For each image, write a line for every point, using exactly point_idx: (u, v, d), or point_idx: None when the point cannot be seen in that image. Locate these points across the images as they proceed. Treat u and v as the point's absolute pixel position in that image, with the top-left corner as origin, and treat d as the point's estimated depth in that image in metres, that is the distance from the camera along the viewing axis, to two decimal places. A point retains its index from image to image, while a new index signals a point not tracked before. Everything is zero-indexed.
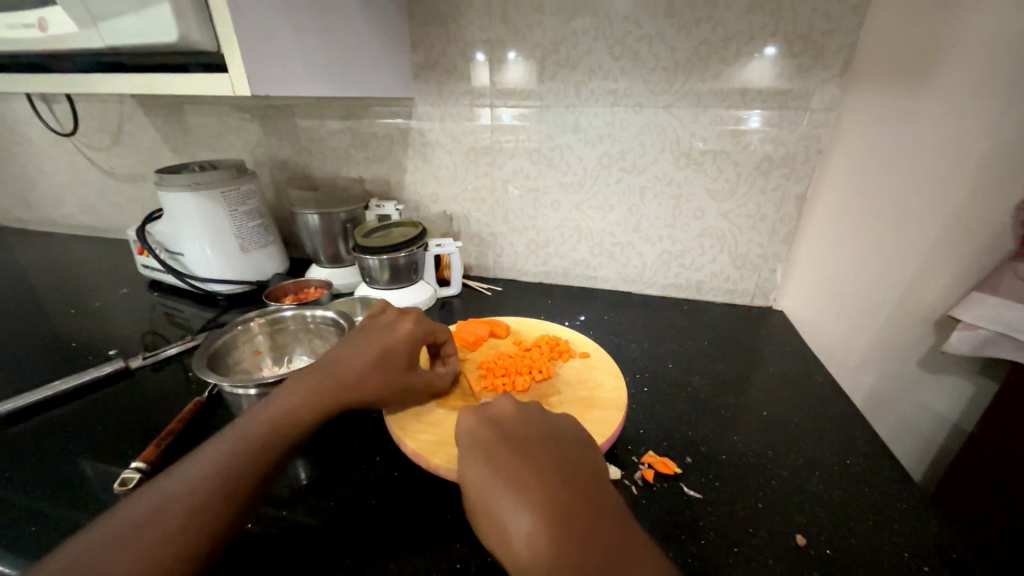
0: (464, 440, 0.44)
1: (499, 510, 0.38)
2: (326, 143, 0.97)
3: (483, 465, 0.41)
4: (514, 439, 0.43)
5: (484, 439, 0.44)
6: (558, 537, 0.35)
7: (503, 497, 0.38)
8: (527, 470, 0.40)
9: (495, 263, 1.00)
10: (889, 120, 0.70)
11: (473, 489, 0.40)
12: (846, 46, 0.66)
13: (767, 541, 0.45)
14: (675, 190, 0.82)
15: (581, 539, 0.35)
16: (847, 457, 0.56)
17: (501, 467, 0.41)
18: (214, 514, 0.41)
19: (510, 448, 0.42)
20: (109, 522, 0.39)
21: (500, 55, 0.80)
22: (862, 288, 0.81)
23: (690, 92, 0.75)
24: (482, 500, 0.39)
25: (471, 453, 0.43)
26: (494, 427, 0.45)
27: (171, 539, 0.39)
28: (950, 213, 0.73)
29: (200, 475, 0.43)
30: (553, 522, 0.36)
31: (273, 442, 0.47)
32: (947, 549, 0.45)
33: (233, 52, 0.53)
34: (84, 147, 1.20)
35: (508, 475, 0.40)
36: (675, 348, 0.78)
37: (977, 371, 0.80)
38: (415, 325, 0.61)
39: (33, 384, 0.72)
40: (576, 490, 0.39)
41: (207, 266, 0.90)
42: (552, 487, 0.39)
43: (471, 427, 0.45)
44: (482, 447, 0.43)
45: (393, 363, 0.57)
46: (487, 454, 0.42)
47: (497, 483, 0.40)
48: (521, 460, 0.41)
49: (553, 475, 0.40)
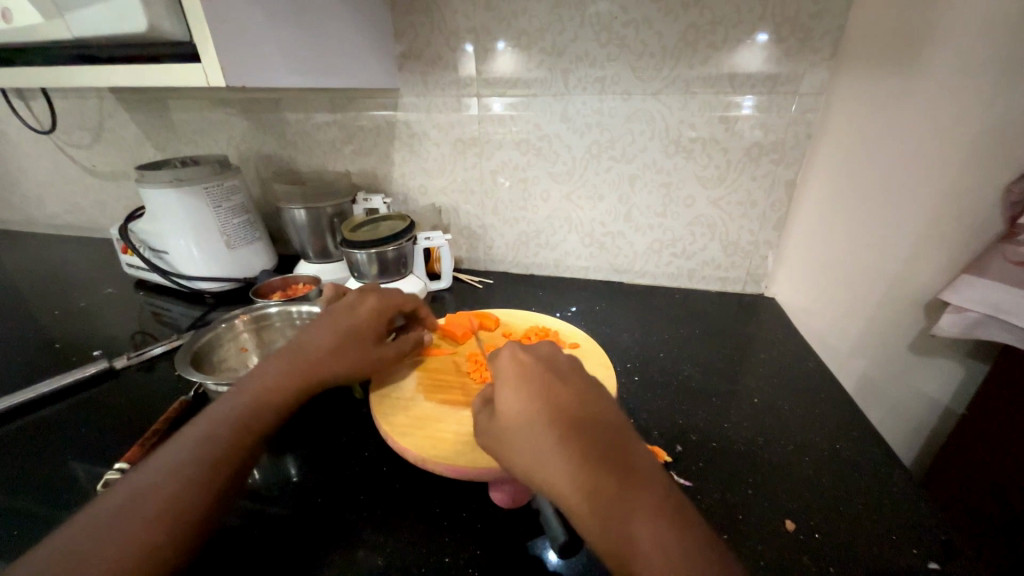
0: (506, 386, 0.43)
1: (534, 450, 0.39)
2: (312, 137, 0.96)
3: (520, 405, 0.41)
4: (553, 382, 0.43)
5: (520, 379, 0.43)
6: (592, 477, 0.36)
7: (540, 438, 0.39)
8: (563, 412, 0.40)
9: (486, 255, 1.00)
10: (880, 103, 0.70)
11: (509, 428, 0.41)
12: (834, 29, 0.66)
13: (757, 526, 0.45)
14: (665, 178, 0.82)
15: (614, 477, 0.36)
16: (837, 442, 0.56)
17: (540, 410, 0.40)
18: (200, 496, 0.40)
19: (547, 389, 0.42)
20: (88, 514, 0.38)
21: (486, 44, 0.79)
22: (852, 274, 0.81)
23: (679, 79, 0.74)
24: (519, 439, 0.40)
25: (508, 392, 0.42)
26: (532, 367, 0.44)
27: (158, 523, 0.38)
28: (943, 195, 0.72)
29: (180, 460, 0.42)
30: (586, 462, 0.37)
31: (256, 424, 0.47)
32: (936, 530, 0.45)
33: (205, 41, 0.52)
34: (64, 146, 1.17)
35: (544, 417, 0.40)
36: (666, 337, 0.78)
37: (966, 354, 0.81)
38: (381, 299, 0.62)
39: (17, 386, 0.71)
40: (609, 431, 0.40)
41: (192, 264, 0.88)
42: (585, 429, 0.39)
43: (508, 369, 0.44)
44: (520, 386, 0.42)
45: (357, 340, 0.57)
46: (525, 393, 0.42)
47: (536, 431, 0.40)
48: (556, 402, 0.41)
49: (587, 416, 0.40)
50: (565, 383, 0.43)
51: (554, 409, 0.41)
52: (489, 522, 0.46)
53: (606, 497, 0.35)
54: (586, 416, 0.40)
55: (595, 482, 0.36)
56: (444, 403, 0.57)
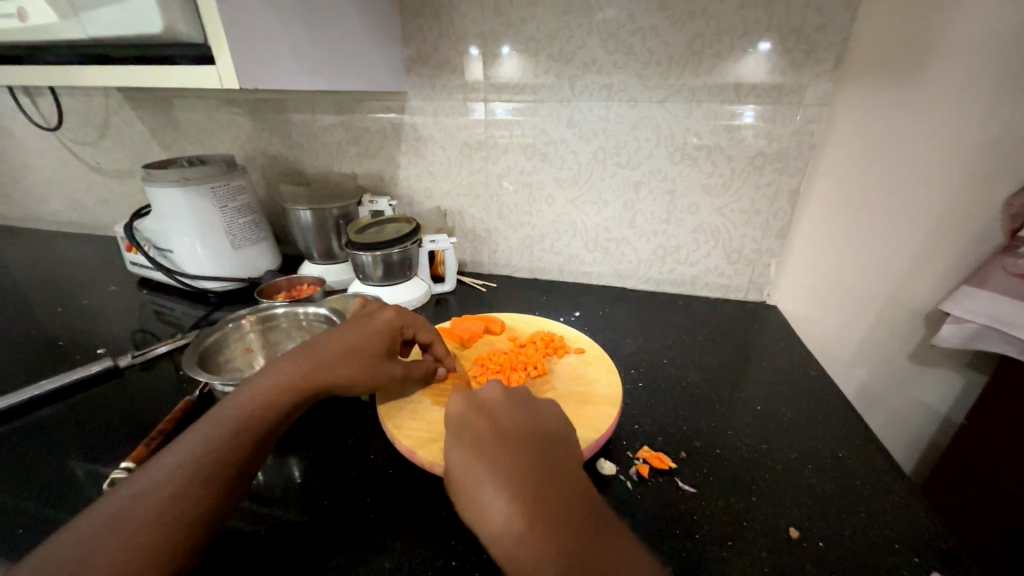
0: (453, 430, 0.44)
1: (477, 491, 0.39)
2: (318, 138, 0.96)
3: (462, 449, 0.42)
4: (497, 429, 0.43)
5: (464, 423, 0.44)
6: (533, 515, 0.36)
7: (482, 477, 0.39)
8: (507, 460, 0.40)
9: (490, 259, 1.00)
10: (883, 115, 0.71)
11: (455, 471, 0.41)
12: (838, 41, 0.66)
13: (761, 534, 0.46)
14: (669, 186, 0.82)
15: (554, 513, 0.36)
16: (840, 450, 0.56)
17: (483, 452, 0.41)
18: (195, 503, 0.40)
19: (491, 430, 0.43)
20: (88, 515, 0.38)
21: (493, 49, 0.79)
22: (854, 283, 0.82)
23: (685, 87, 0.74)
24: (464, 483, 0.40)
25: (454, 442, 0.43)
26: (475, 414, 0.45)
27: (157, 526, 0.38)
28: (943, 207, 0.73)
29: (179, 462, 0.42)
30: (527, 498, 0.37)
31: (252, 427, 0.46)
32: (937, 540, 0.45)
33: (220, 44, 0.52)
34: (69, 143, 1.17)
35: (487, 456, 0.40)
36: (669, 343, 0.78)
37: (965, 364, 0.81)
38: (398, 313, 0.61)
39: (19, 384, 0.70)
40: (550, 468, 0.40)
41: (196, 263, 0.88)
42: (526, 467, 0.40)
43: (456, 412, 0.45)
44: (466, 429, 0.43)
45: (368, 350, 0.56)
46: (470, 435, 0.43)
47: (479, 478, 0.39)
48: (500, 442, 0.42)
49: (530, 454, 0.41)
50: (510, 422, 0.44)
51: (497, 447, 0.41)
52: None
53: (546, 534, 0.35)
54: (528, 461, 0.40)
55: (535, 518, 0.36)
56: None
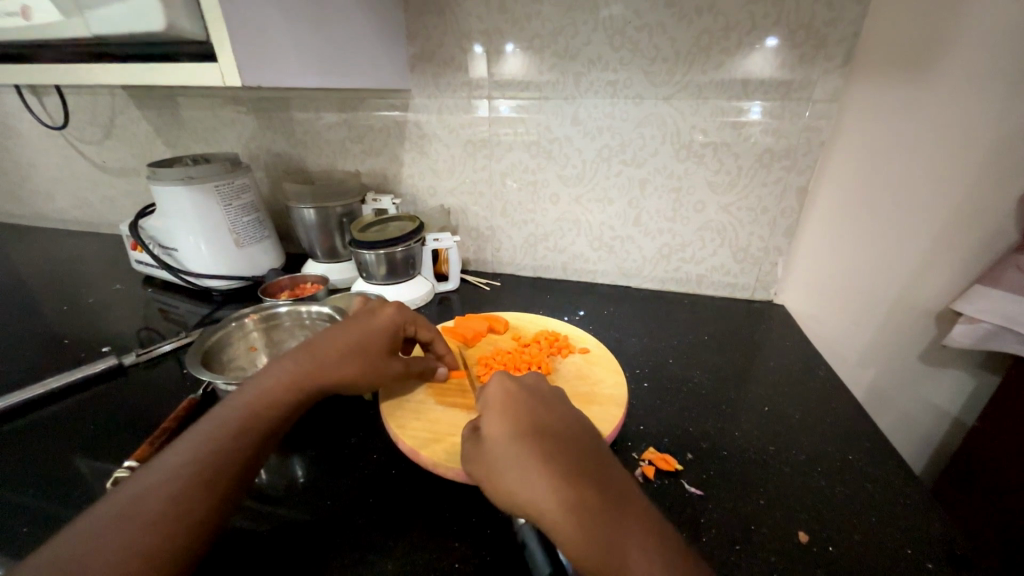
0: (494, 404, 0.44)
1: (518, 471, 0.39)
2: (322, 136, 0.96)
3: (507, 427, 0.42)
4: (539, 408, 0.44)
5: (505, 406, 0.44)
6: (577, 488, 0.37)
7: (526, 459, 0.39)
8: (548, 437, 0.41)
9: (493, 257, 1.00)
10: (894, 111, 0.69)
11: (494, 453, 0.41)
12: (849, 36, 0.65)
13: (768, 538, 0.45)
14: (675, 183, 0.81)
15: (598, 495, 0.37)
16: (849, 452, 0.55)
17: (525, 436, 0.41)
18: (199, 502, 0.39)
19: (532, 414, 0.43)
20: (90, 516, 0.37)
21: (498, 46, 0.79)
22: (863, 282, 0.81)
23: (691, 83, 0.73)
24: (504, 463, 0.40)
25: (494, 416, 0.43)
26: (517, 391, 0.45)
27: (161, 525, 0.37)
28: (954, 204, 0.72)
29: (184, 461, 0.41)
30: (564, 482, 0.37)
31: (254, 427, 0.46)
32: (949, 544, 0.44)
33: (222, 41, 0.52)
34: (75, 142, 1.18)
35: (528, 439, 0.40)
36: (674, 343, 0.77)
37: (977, 365, 0.80)
38: (399, 310, 0.61)
39: (25, 381, 0.71)
40: (591, 455, 0.40)
41: (200, 261, 0.88)
42: (568, 452, 0.40)
43: (496, 394, 0.45)
44: (503, 411, 0.43)
45: (370, 348, 0.56)
46: (511, 419, 0.42)
47: (519, 454, 0.40)
48: (541, 424, 0.42)
49: (570, 439, 0.41)
50: (550, 411, 0.44)
51: (539, 431, 0.41)
52: (499, 528, 0.46)
53: (590, 514, 0.35)
54: (567, 439, 0.41)
55: (578, 499, 0.36)
56: (455, 408, 0.57)
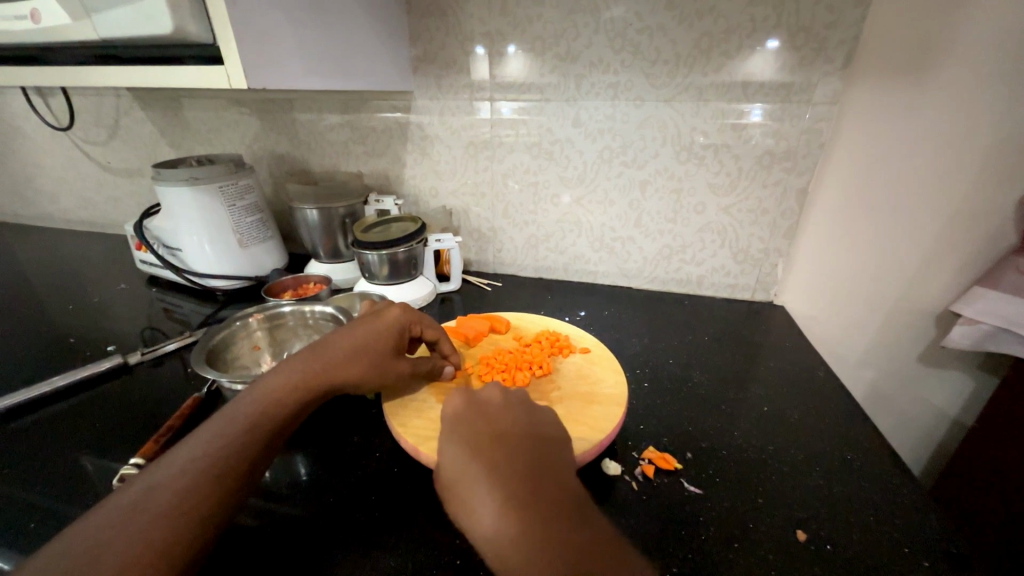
0: (447, 428, 0.46)
1: (465, 493, 0.41)
2: (325, 137, 0.96)
3: (455, 452, 0.44)
4: (489, 428, 0.46)
5: (450, 430, 0.46)
6: (518, 512, 0.38)
7: (472, 485, 0.41)
8: (496, 458, 0.42)
9: (495, 258, 1.00)
10: (893, 114, 0.70)
11: (446, 480, 0.43)
12: (848, 39, 0.66)
13: (766, 536, 0.45)
14: (675, 184, 0.82)
15: (537, 514, 0.38)
16: (847, 452, 0.56)
17: (467, 457, 0.43)
18: (204, 498, 0.40)
19: (481, 435, 0.45)
20: (99, 511, 0.38)
21: (500, 49, 0.79)
22: (863, 284, 0.81)
23: (692, 86, 0.74)
24: (454, 485, 0.42)
25: (445, 442, 0.45)
26: (467, 412, 0.47)
27: (169, 519, 0.38)
28: (952, 206, 0.72)
29: (191, 457, 0.42)
30: (507, 506, 0.39)
31: (259, 424, 0.46)
32: (947, 543, 0.45)
33: (229, 44, 0.53)
34: (81, 142, 1.19)
35: (474, 464, 0.42)
36: (674, 344, 0.78)
37: (976, 366, 0.80)
38: (405, 310, 0.61)
39: (31, 380, 0.72)
40: (540, 474, 0.41)
41: (204, 261, 0.89)
42: (516, 472, 0.41)
43: (448, 419, 0.47)
44: (454, 435, 0.46)
45: (376, 348, 0.56)
46: (460, 443, 0.44)
47: (468, 479, 0.42)
48: (492, 444, 0.44)
49: (522, 458, 0.43)
50: (503, 428, 0.46)
51: (487, 453, 0.43)
52: None
53: (528, 536, 0.37)
54: (516, 458, 0.43)
55: (518, 521, 0.38)
56: None
